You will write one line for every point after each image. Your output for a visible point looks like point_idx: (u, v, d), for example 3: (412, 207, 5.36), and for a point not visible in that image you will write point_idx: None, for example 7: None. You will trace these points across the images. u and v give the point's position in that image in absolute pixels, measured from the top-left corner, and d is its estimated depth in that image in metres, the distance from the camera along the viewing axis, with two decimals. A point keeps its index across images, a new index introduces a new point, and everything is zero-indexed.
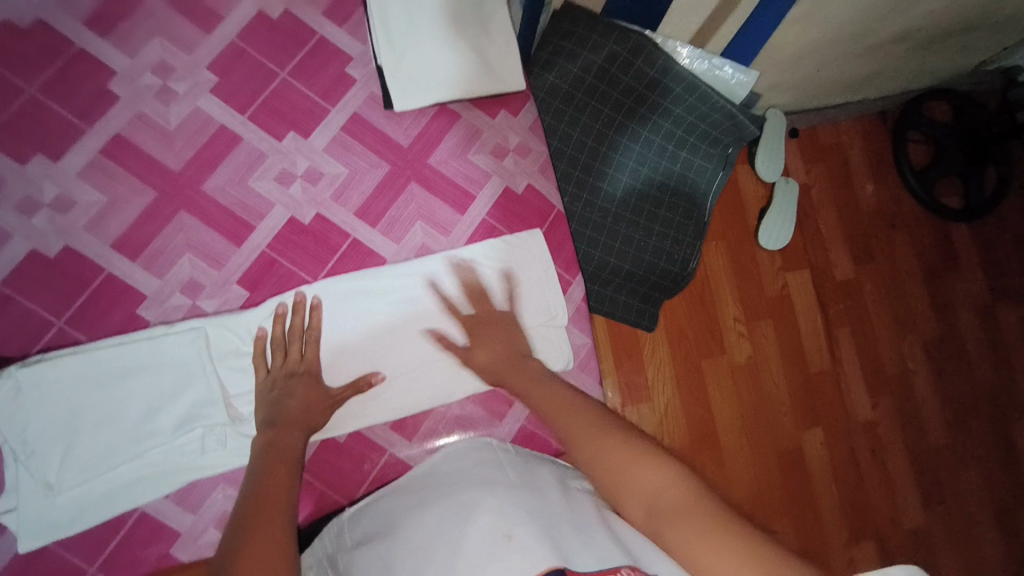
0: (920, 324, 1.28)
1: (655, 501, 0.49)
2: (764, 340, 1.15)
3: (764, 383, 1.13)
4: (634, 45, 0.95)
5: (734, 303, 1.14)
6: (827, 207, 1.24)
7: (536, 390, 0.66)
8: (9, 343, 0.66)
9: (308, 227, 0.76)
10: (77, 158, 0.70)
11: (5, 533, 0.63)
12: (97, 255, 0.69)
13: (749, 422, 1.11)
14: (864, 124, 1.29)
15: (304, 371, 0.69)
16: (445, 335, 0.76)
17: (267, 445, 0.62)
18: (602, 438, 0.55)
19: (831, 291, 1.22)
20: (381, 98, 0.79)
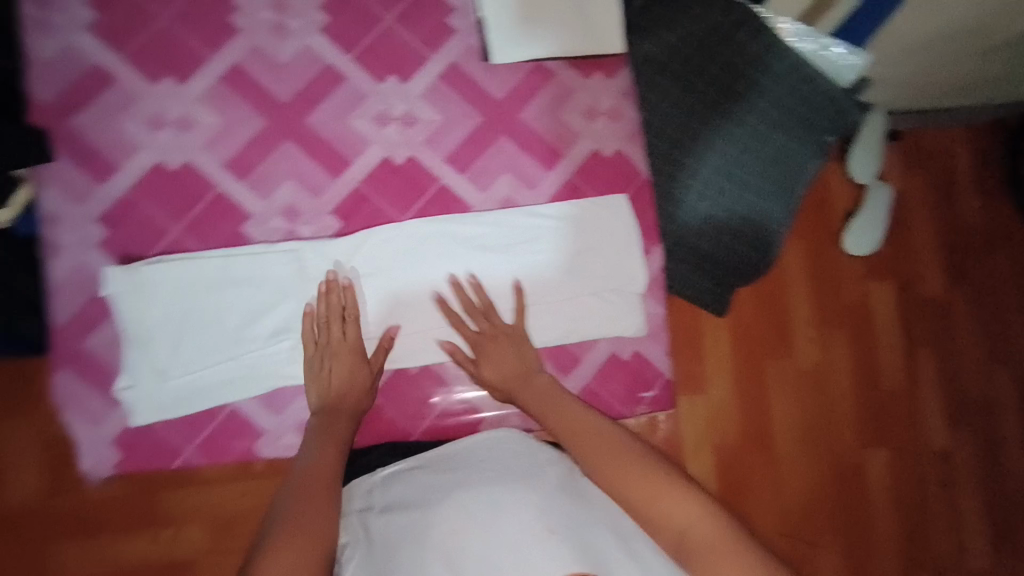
0: (1015, 357, 1.17)
1: (687, 533, 0.60)
2: (834, 349, 1.10)
3: (829, 393, 1.09)
4: (737, 18, 0.94)
5: (807, 307, 1.10)
6: (923, 216, 1.16)
7: (552, 415, 0.70)
8: (132, 244, 0.74)
9: (400, 168, 0.79)
10: (200, 82, 0.75)
11: (120, 408, 0.73)
12: (212, 174, 0.75)
13: (809, 430, 1.08)
14: (976, 131, 1.19)
15: (346, 350, 0.73)
16: (457, 351, 0.77)
17: (319, 426, 0.69)
18: (627, 469, 0.64)
19: (916, 306, 1.14)
20: (479, 50, 0.81)
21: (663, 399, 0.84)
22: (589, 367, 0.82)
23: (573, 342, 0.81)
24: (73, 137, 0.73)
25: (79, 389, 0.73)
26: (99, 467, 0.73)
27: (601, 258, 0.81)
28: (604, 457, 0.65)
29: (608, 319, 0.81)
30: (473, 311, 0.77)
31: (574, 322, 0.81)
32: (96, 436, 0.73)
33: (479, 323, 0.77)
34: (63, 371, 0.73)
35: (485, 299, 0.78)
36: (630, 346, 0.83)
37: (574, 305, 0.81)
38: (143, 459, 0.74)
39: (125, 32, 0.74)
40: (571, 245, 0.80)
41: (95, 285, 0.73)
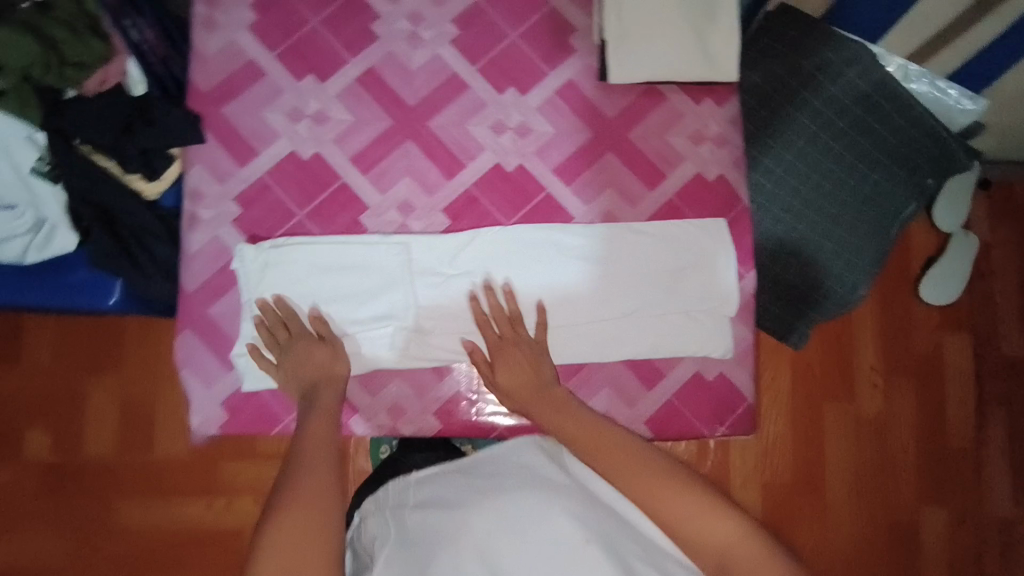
0: None
1: (725, 553, 0.59)
2: (898, 399, 1.18)
3: (889, 441, 1.17)
4: (848, 55, 0.95)
5: (873, 354, 1.18)
6: (1006, 276, 1.19)
7: (572, 430, 0.71)
8: (262, 224, 0.80)
9: (510, 175, 0.83)
10: (338, 81, 0.82)
11: (234, 371, 0.79)
12: (339, 165, 0.81)
13: (866, 472, 1.17)
14: None
15: (304, 345, 0.76)
16: (477, 353, 0.79)
17: (310, 402, 0.74)
18: (659, 485, 0.64)
19: (991, 366, 1.18)
20: (596, 69, 0.84)
21: (744, 424, 0.82)
22: (673, 385, 0.82)
23: (660, 358, 0.82)
24: (222, 123, 0.80)
25: (198, 351, 0.79)
26: (206, 425, 0.79)
27: (694, 279, 0.82)
28: (632, 473, 0.65)
29: (697, 339, 0.81)
30: (500, 315, 0.79)
31: (664, 339, 0.81)
32: (207, 396, 0.79)
33: (502, 328, 0.78)
34: (186, 332, 0.79)
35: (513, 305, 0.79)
36: (716, 369, 0.83)
37: (664, 322, 0.82)
38: (247, 425, 0.79)
39: (278, 33, 0.81)
40: (665, 263, 0.82)
41: (224, 257, 0.79)
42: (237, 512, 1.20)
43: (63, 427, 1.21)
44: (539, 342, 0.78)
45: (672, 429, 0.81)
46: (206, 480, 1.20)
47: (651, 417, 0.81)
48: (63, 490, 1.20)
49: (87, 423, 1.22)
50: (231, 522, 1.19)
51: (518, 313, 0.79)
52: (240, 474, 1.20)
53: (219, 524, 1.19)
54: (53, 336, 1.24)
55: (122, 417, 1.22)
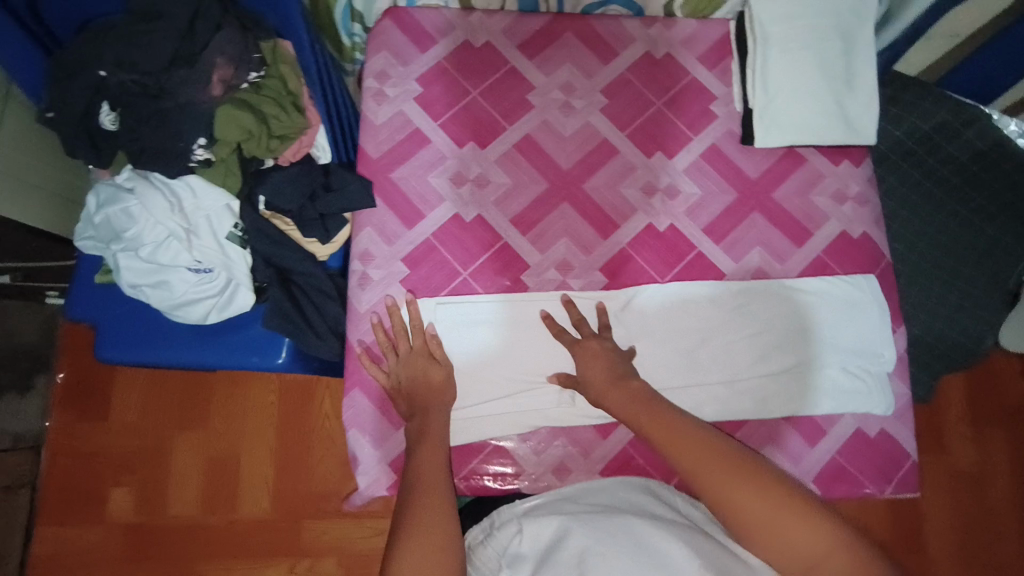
0: None
1: (812, 557, 0.56)
2: (990, 448, 1.26)
3: (987, 491, 1.25)
4: (967, 117, 0.99)
5: (961, 407, 1.28)
6: None
7: (650, 427, 0.69)
8: (429, 283, 0.83)
9: (663, 235, 0.86)
10: (497, 147, 0.87)
11: (403, 430, 0.80)
12: (499, 227, 0.85)
13: (965, 529, 1.23)
14: None
15: (423, 357, 0.78)
16: (564, 380, 0.79)
17: (419, 429, 0.72)
18: (741, 486, 0.61)
19: None
20: (739, 134, 0.89)
21: (911, 482, 0.82)
22: (835, 441, 0.82)
23: (820, 414, 0.82)
24: (391, 188, 0.85)
25: (366, 411, 0.80)
26: (374, 485, 0.79)
27: (848, 331, 0.83)
28: (711, 471, 0.62)
29: (854, 394, 0.82)
30: (575, 322, 0.80)
31: (826, 394, 0.82)
32: (374, 456, 0.80)
33: (580, 332, 0.80)
34: (354, 392, 0.81)
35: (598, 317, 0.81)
36: (877, 425, 0.83)
37: (819, 378, 0.82)
38: None
39: (441, 104, 0.87)
40: (813, 320, 0.83)
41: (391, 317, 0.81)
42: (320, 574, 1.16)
43: (148, 486, 1.19)
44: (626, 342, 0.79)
45: (842, 487, 0.81)
46: (288, 541, 1.17)
47: (817, 474, 0.81)
48: (142, 555, 1.16)
49: (172, 484, 1.19)
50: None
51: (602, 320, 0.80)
52: (322, 535, 1.18)
53: None
54: (142, 393, 1.22)
55: (207, 476, 1.19)
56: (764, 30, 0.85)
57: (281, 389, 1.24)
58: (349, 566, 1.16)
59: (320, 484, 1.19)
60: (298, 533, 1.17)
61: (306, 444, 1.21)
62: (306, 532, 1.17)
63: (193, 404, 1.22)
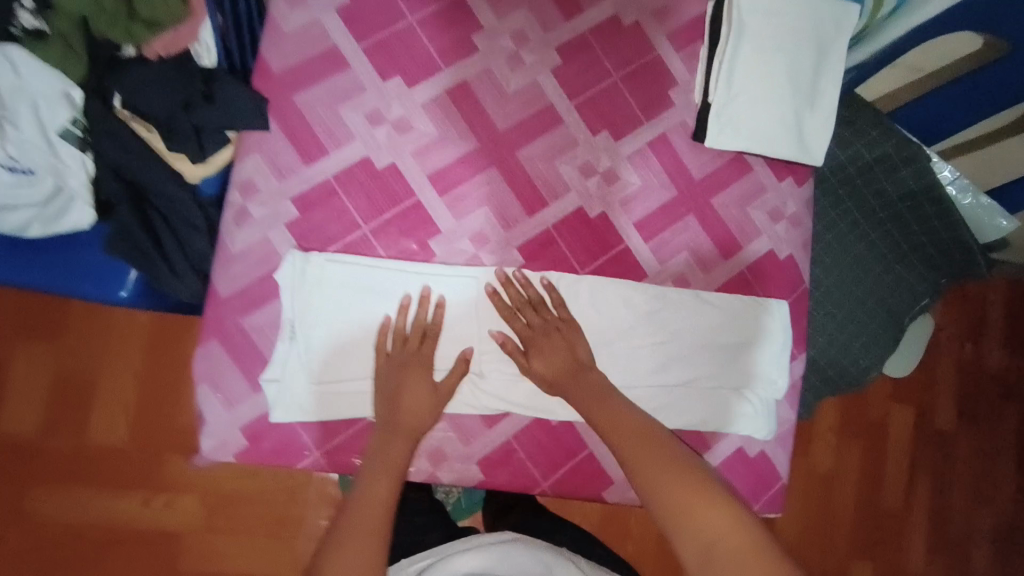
0: (1003, 501, 1.41)
1: (717, 544, 0.57)
2: (848, 458, 1.36)
3: (833, 496, 1.35)
4: (908, 154, 0.98)
5: (833, 417, 1.36)
6: (948, 356, 1.42)
7: (594, 412, 0.70)
8: (320, 233, 0.72)
9: (591, 222, 0.79)
10: (427, 89, 0.76)
11: (263, 394, 0.69)
12: (414, 182, 0.74)
13: (808, 529, 1.33)
14: (1015, 285, 1.45)
15: (416, 364, 0.71)
16: (510, 343, 0.74)
17: (376, 450, 0.68)
18: (667, 474, 0.62)
19: (928, 437, 1.40)
20: (690, 129, 0.82)
21: (776, 503, 0.83)
22: (716, 456, 0.82)
23: (708, 431, 0.81)
24: (291, 112, 0.72)
25: (224, 366, 0.69)
26: (220, 450, 0.69)
27: (751, 355, 0.82)
28: (636, 450, 0.65)
29: (741, 417, 0.82)
30: (521, 303, 0.74)
31: (714, 413, 0.81)
32: (225, 418, 0.69)
33: (529, 316, 0.74)
34: (211, 341, 0.69)
35: (536, 293, 0.75)
36: (757, 447, 0.83)
37: (711, 397, 0.81)
38: (272, 452, 0.70)
39: (368, 25, 0.75)
40: (718, 336, 0.81)
41: (271, 264, 0.70)
42: (176, 510, 1.02)
43: None
44: (569, 321, 0.75)
45: None
46: (137, 477, 1.02)
47: None
48: None
49: (11, 398, 1.02)
50: (164, 523, 1.02)
51: (542, 300, 0.74)
52: (185, 473, 1.03)
53: (154, 523, 1.02)
54: None
55: (52, 398, 1.03)
56: (739, 22, 0.80)
57: (157, 312, 1.07)
58: (211, 504, 1.03)
59: (185, 419, 1.04)
60: (151, 464, 1.03)
61: (175, 384, 1.05)
62: (162, 466, 1.02)
63: (46, 312, 1.04)
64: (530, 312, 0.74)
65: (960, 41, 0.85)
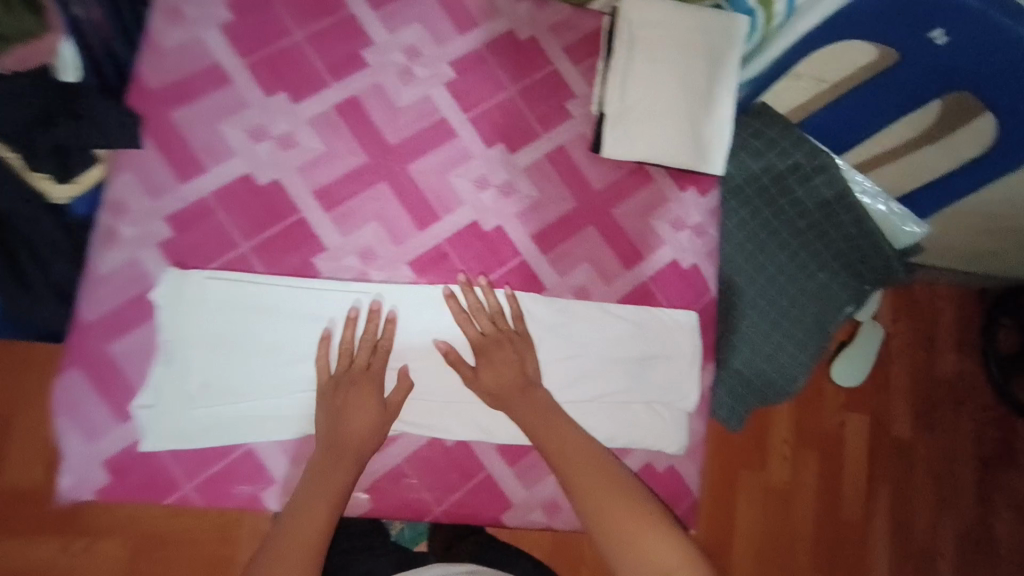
0: (961, 508, 1.41)
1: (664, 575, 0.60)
2: (805, 471, 1.34)
3: (792, 513, 1.32)
4: (819, 163, 0.96)
5: (787, 428, 1.35)
6: (903, 361, 1.42)
7: (543, 435, 0.71)
8: (195, 252, 0.69)
9: (486, 235, 0.78)
10: (313, 104, 0.75)
11: (129, 424, 0.66)
12: (298, 198, 0.72)
13: (767, 547, 1.30)
14: (963, 294, 1.47)
15: (364, 379, 0.70)
16: (453, 352, 0.73)
17: (318, 472, 0.66)
18: (615, 504, 0.65)
19: (886, 445, 1.39)
20: (589, 140, 0.82)
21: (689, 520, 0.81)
22: None
23: (615, 447, 0.79)
24: (167, 128, 0.70)
25: (86, 396, 0.66)
26: (79, 488, 0.65)
27: (658, 371, 0.81)
28: (587, 479, 0.67)
29: (650, 430, 0.80)
30: (480, 313, 0.74)
31: (622, 428, 0.79)
32: (86, 452, 0.66)
33: (484, 326, 0.74)
34: (74, 371, 0.66)
35: (495, 301, 0.75)
36: (666, 461, 0.81)
37: (619, 411, 0.79)
38: (136, 488, 0.66)
39: (252, 40, 0.74)
40: (626, 348, 0.79)
41: (144, 286, 0.68)
42: (96, 558, 0.95)
43: None
44: (522, 334, 0.75)
45: None
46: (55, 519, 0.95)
47: None
48: None
49: None
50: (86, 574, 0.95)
51: (501, 309, 0.75)
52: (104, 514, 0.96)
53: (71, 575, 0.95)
54: None
55: None
56: (630, 32, 0.81)
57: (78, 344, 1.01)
58: (137, 549, 0.96)
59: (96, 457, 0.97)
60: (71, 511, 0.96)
61: None
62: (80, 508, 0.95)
63: None
64: (488, 323, 0.74)
65: (858, 50, 0.89)
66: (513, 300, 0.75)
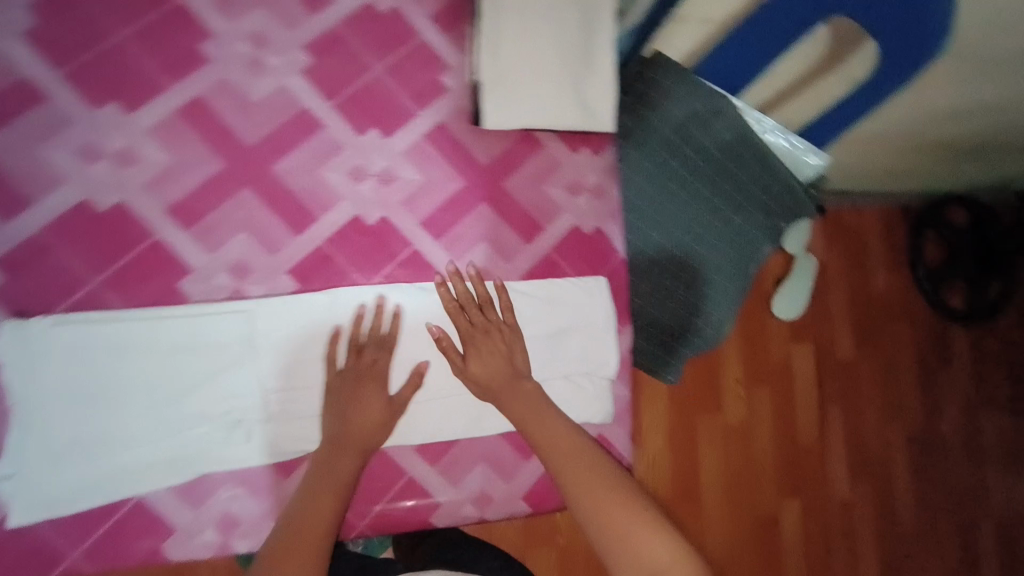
0: (908, 415, 1.47)
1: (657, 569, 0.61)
2: (758, 406, 1.36)
3: (752, 448, 1.35)
4: (714, 106, 0.96)
5: (737, 367, 1.35)
6: (840, 284, 1.44)
7: (531, 424, 0.71)
8: (37, 296, 0.62)
9: (370, 228, 0.73)
10: (151, 112, 0.66)
11: None
12: (150, 219, 0.66)
13: (732, 484, 1.33)
14: (888, 214, 1.49)
15: (368, 375, 0.70)
16: (445, 339, 0.72)
17: (322, 465, 0.67)
18: (606, 495, 0.65)
19: (832, 368, 1.42)
20: (469, 113, 0.77)
21: None
22: None
23: None
24: None
25: None
26: None
27: (580, 339, 0.79)
28: (578, 471, 0.67)
29: (572, 404, 0.78)
30: (468, 300, 0.73)
31: None
32: None
33: (472, 314, 0.73)
34: None
35: (482, 288, 0.73)
36: (596, 430, 0.80)
37: None
38: (16, 566, 0.61)
39: (65, 47, 0.65)
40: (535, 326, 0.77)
41: None
42: None
43: None
44: (510, 323, 0.74)
45: (550, 500, 0.79)
46: None
47: (528, 490, 0.78)
48: None
49: None
50: None
51: (488, 297, 0.73)
52: None
53: None
54: None
55: None
56: None
57: None
58: None
59: None
60: None
61: None
62: None
63: None
64: (475, 310, 0.73)
65: None
66: (503, 291, 0.73)
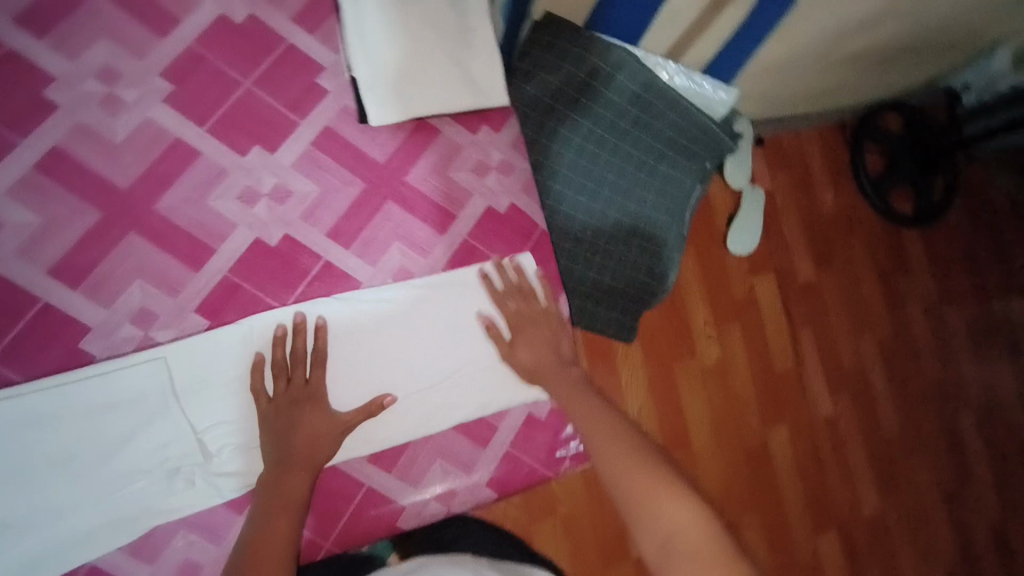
0: (875, 323, 1.51)
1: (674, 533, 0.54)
2: (731, 343, 1.35)
3: (733, 384, 1.34)
4: (615, 60, 0.95)
5: (704, 310, 1.33)
6: (791, 210, 1.44)
7: (563, 394, 0.72)
8: None
9: (275, 249, 0.71)
10: (8, 172, 0.63)
11: None
12: (33, 285, 0.63)
13: (720, 423, 1.31)
14: (825, 132, 1.48)
15: (307, 399, 0.68)
16: (495, 326, 0.76)
17: (274, 485, 0.64)
18: (620, 452, 0.61)
19: (795, 292, 1.43)
20: (354, 112, 0.74)
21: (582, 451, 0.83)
22: (507, 435, 0.79)
23: (490, 415, 0.78)
24: None
25: None
26: None
27: None
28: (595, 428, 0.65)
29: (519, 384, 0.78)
30: (513, 290, 0.78)
31: (490, 392, 0.77)
32: None
33: (518, 304, 0.77)
34: None
35: (525, 282, 0.79)
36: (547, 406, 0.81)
37: (482, 377, 0.76)
38: None
39: None
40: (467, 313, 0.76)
41: None
42: None
43: None
44: (553, 313, 0.79)
45: (515, 480, 0.79)
46: None
47: (491, 476, 0.78)
48: None
49: None
50: None
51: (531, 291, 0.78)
52: None
53: None
54: None
55: None
56: None
57: None
58: None
59: None
60: None
61: None
62: None
63: None
64: (519, 300, 0.78)
65: None
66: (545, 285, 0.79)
